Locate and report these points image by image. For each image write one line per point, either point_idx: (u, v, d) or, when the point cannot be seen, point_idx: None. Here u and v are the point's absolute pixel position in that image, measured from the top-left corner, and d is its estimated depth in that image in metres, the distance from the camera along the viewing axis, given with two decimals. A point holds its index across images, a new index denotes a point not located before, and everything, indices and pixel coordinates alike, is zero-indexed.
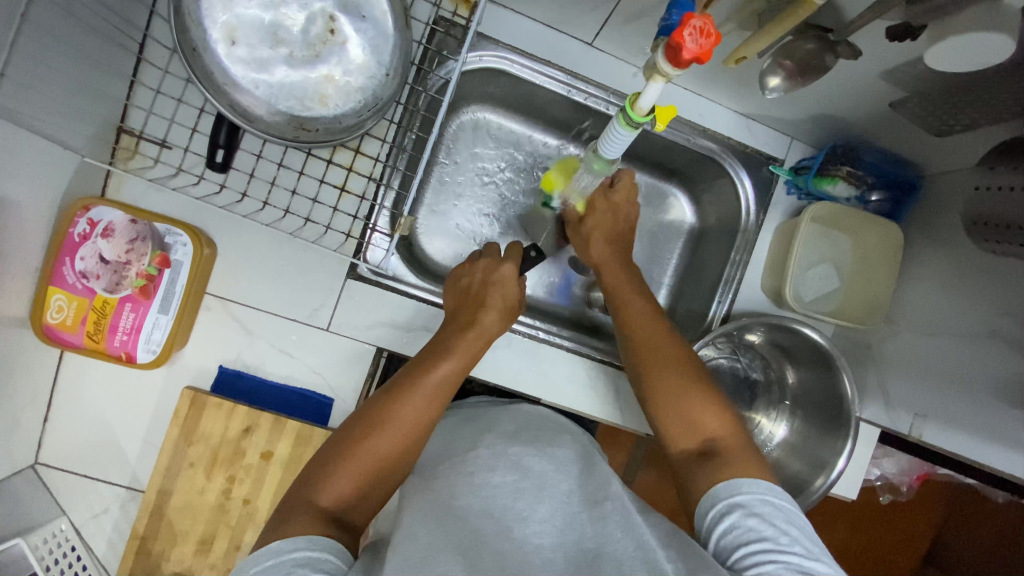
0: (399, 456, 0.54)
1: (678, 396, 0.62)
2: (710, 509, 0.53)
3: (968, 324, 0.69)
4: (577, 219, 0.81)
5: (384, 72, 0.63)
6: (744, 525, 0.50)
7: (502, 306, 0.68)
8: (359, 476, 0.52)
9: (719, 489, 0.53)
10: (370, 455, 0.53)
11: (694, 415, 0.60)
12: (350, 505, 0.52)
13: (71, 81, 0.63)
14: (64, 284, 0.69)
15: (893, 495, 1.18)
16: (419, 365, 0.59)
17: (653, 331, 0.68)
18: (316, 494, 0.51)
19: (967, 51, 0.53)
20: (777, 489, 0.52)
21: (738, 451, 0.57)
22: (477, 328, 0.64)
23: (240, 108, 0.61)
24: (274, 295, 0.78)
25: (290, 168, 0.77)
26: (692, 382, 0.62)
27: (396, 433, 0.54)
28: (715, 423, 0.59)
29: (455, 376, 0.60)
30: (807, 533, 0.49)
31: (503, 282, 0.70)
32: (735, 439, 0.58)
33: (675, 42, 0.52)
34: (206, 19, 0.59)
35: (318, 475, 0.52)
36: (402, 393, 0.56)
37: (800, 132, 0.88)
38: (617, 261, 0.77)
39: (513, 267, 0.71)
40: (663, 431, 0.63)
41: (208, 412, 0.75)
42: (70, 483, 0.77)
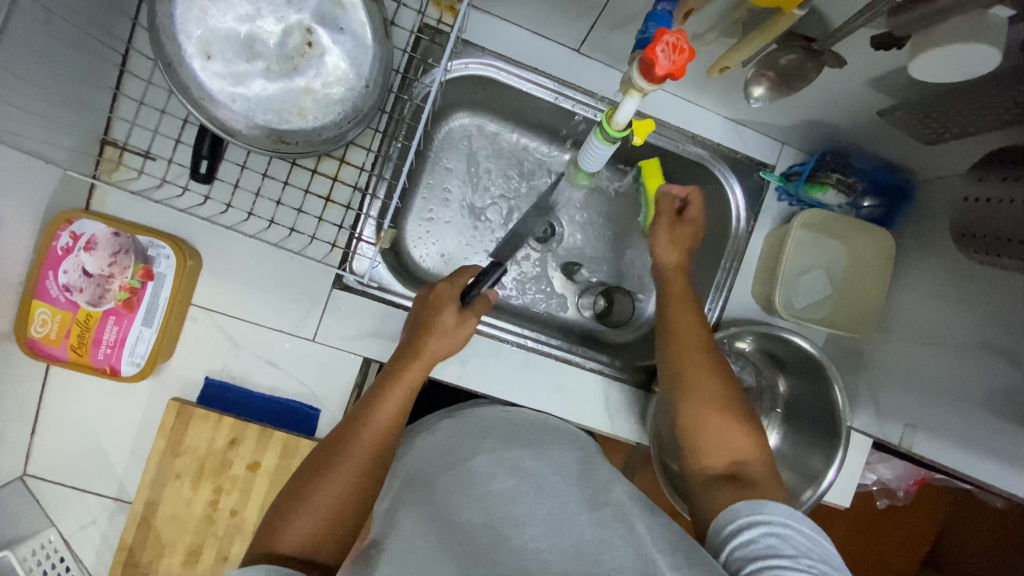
0: (351, 504, 0.55)
1: (711, 415, 0.63)
2: (732, 522, 0.53)
3: (958, 335, 0.68)
4: (671, 213, 0.78)
5: (364, 84, 0.63)
6: (764, 542, 0.49)
7: (452, 336, 0.64)
8: (316, 524, 0.53)
9: (742, 505, 0.54)
10: (320, 506, 0.53)
11: (727, 434, 0.62)
12: (312, 547, 0.53)
13: (52, 95, 0.63)
14: (47, 298, 0.69)
15: (890, 500, 1.17)
16: (360, 410, 0.59)
17: (702, 350, 0.67)
18: (274, 542, 0.52)
19: (953, 63, 0.52)
20: (802, 517, 0.51)
21: (763, 477, 0.59)
22: (420, 363, 0.62)
23: (219, 122, 0.61)
24: (260, 305, 0.78)
25: (274, 178, 0.77)
26: (729, 406, 0.63)
27: (344, 478, 0.54)
28: (745, 444, 0.61)
29: (395, 419, 0.58)
30: (829, 559, 0.48)
31: (452, 322, 0.65)
32: (763, 467, 0.60)
33: (648, 59, 0.52)
34: (181, 34, 0.58)
35: (275, 523, 0.53)
36: (344, 443, 0.56)
37: (791, 137, 0.87)
38: (682, 273, 0.75)
39: (449, 288, 0.68)
40: (692, 443, 0.63)
41: (194, 422, 0.75)
42: (57, 494, 0.77)
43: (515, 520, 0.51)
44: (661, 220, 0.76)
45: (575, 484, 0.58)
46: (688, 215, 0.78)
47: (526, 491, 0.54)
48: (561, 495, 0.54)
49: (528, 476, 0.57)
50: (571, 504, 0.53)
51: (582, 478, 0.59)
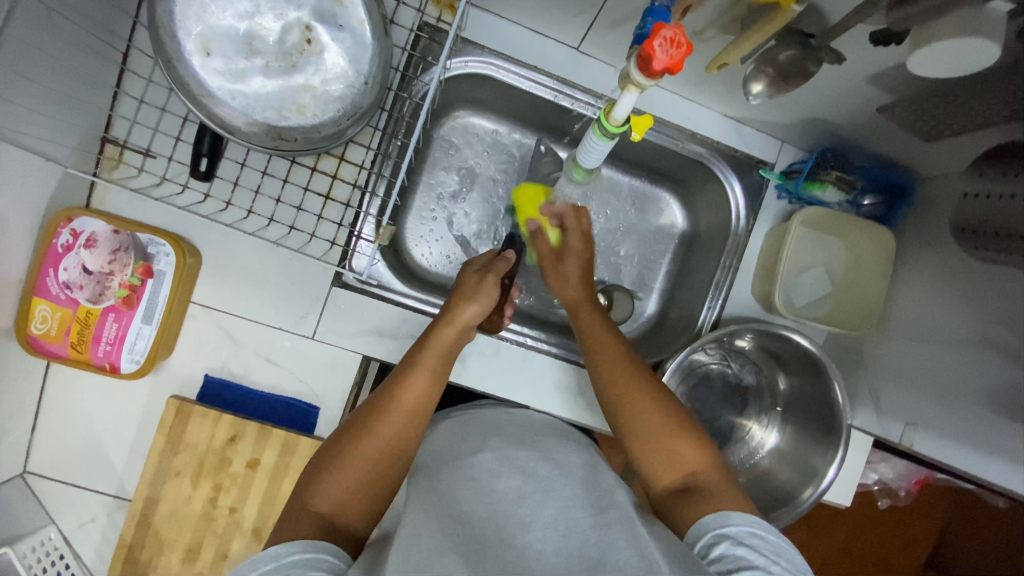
0: (386, 467, 0.54)
1: (652, 433, 0.59)
2: (698, 540, 0.51)
3: (958, 332, 0.68)
4: (551, 254, 0.77)
5: (363, 81, 0.63)
6: (733, 553, 0.47)
7: (486, 298, 0.68)
8: (354, 485, 0.52)
9: (708, 521, 0.51)
10: (357, 465, 0.53)
11: (672, 450, 0.58)
12: (345, 509, 0.52)
13: (53, 93, 0.63)
14: (48, 295, 0.69)
15: (892, 500, 1.17)
16: (395, 377, 0.60)
17: (625, 371, 0.64)
18: (309, 500, 0.51)
19: (952, 58, 0.52)
20: (764, 524, 0.51)
21: (717, 484, 0.55)
22: (454, 324, 0.65)
23: (218, 119, 0.61)
24: (260, 303, 0.78)
25: (273, 176, 0.77)
26: (666, 421, 0.60)
27: (382, 441, 0.55)
28: (692, 456, 0.57)
29: (431, 386, 0.60)
30: (796, 566, 0.47)
31: (487, 285, 0.69)
32: (715, 472, 0.57)
33: (645, 53, 0.52)
34: (181, 31, 0.58)
35: (310, 483, 0.52)
36: (382, 405, 0.57)
37: (790, 135, 0.87)
38: (590, 303, 0.73)
39: (481, 258, 0.75)
40: (643, 468, 0.60)
41: (193, 419, 0.75)
42: (58, 492, 0.77)
43: (515, 518, 0.51)
44: (546, 262, 0.77)
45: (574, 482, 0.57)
46: (567, 243, 0.78)
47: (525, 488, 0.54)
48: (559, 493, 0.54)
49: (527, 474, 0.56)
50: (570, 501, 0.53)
51: (581, 476, 0.59)
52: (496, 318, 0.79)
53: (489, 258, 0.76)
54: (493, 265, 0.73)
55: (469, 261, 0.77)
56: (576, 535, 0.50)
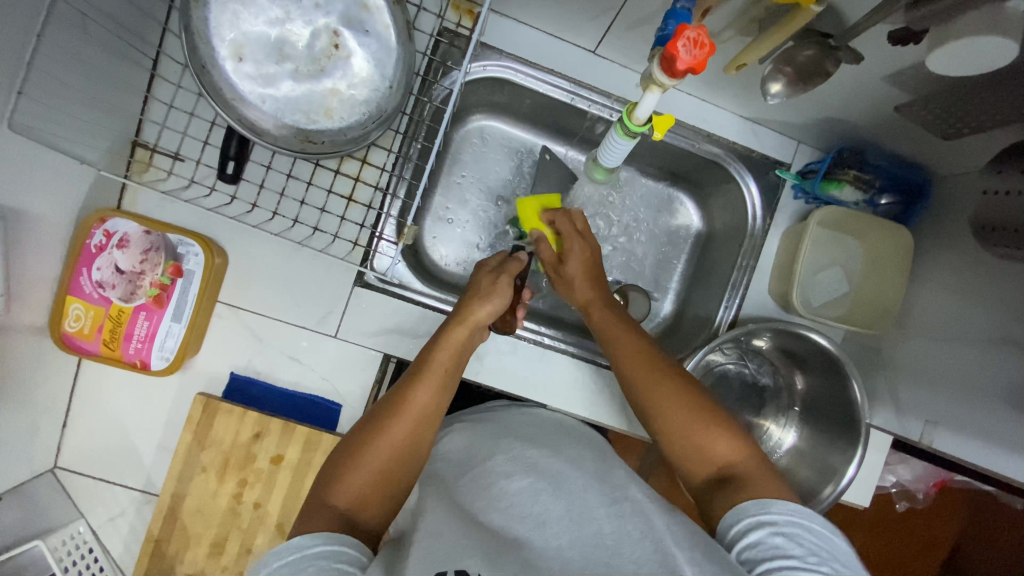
0: (400, 464, 0.55)
1: (682, 427, 0.60)
2: (735, 526, 0.53)
3: (979, 330, 0.68)
4: (555, 261, 0.79)
5: (387, 85, 0.65)
6: (770, 542, 0.49)
7: (499, 300, 0.68)
8: (371, 480, 0.53)
9: (747, 506, 0.53)
10: (374, 463, 0.54)
11: (704, 443, 0.59)
12: (361, 505, 0.53)
13: (88, 97, 0.65)
14: (82, 294, 0.71)
15: (910, 502, 1.16)
16: (409, 375, 0.60)
17: (645, 364, 0.66)
18: (329, 498, 0.52)
19: (971, 57, 0.52)
20: (808, 512, 0.51)
21: (754, 473, 0.56)
22: (464, 323, 0.65)
23: (248, 122, 0.63)
24: (284, 302, 0.80)
25: (298, 178, 0.79)
26: (695, 412, 0.60)
27: (400, 433, 0.56)
28: (726, 448, 0.58)
29: (442, 388, 0.60)
30: (839, 557, 0.48)
31: (499, 286, 0.69)
32: (750, 462, 0.57)
33: (669, 54, 0.53)
34: (214, 37, 0.60)
35: (329, 480, 0.53)
36: (395, 405, 0.57)
37: (806, 135, 0.87)
38: (602, 300, 0.75)
39: (496, 260, 0.75)
40: (678, 464, 0.61)
41: (220, 416, 0.77)
42: (88, 487, 0.79)
43: (535, 515, 0.52)
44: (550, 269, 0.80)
45: (595, 478, 0.58)
46: (569, 250, 0.78)
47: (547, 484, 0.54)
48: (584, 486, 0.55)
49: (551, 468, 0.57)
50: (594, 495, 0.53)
51: (601, 474, 0.60)
52: (512, 320, 0.78)
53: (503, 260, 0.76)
54: (507, 267, 0.73)
55: (480, 262, 0.76)
56: (600, 528, 0.50)
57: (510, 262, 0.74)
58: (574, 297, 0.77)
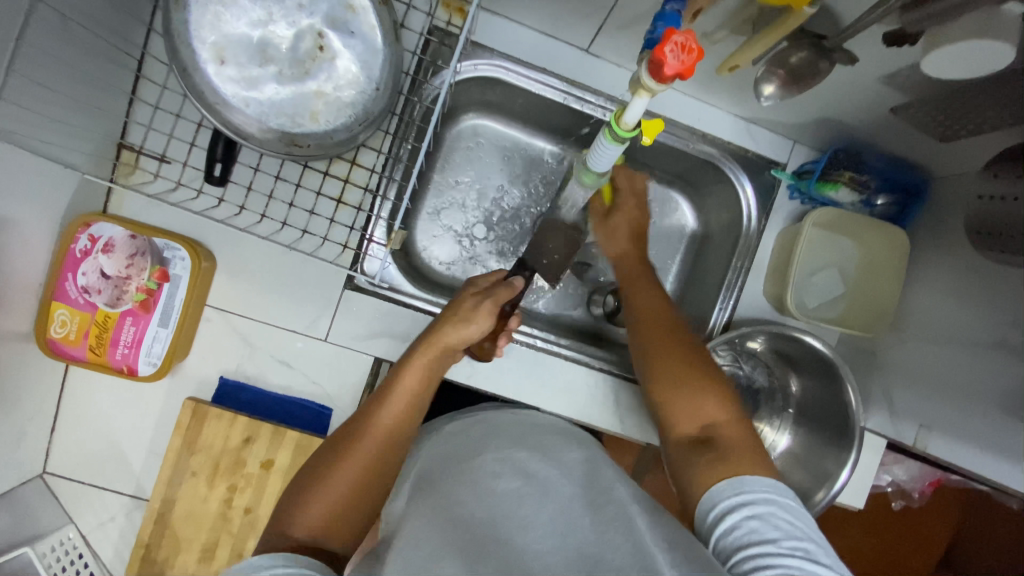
0: (362, 487, 0.54)
1: (678, 381, 0.61)
2: (710, 510, 0.52)
3: (974, 334, 0.67)
4: (604, 211, 0.81)
5: (374, 86, 0.64)
6: (745, 527, 0.48)
7: (477, 324, 0.65)
8: (332, 507, 0.52)
9: (721, 488, 0.52)
10: (335, 486, 0.53)
11: (695, 401, 0.59)
12: (326, 532, 0.51)
13: (70, 100, 0.64)
14: (67, 299, 0.70)
15: (906, 501, 1.16)
16: (373, 397, 0.59)
17: (660, 323, 0.67)
18: (287, 528, 0.51)
19: (966, 59, 0.51)
20: (778, 487, 0.51)
21: (738, 439, 0.56)
22: (440, 345, 0.63)
23: (232, 126, 0.62)
24: (273, 306, 0.79)
25: (286, 180, 0.77)
26: (694, 370, 0.61)
27: (360, 458, 0.54)
28: (716, 410, 0.58)
29: (407, 410, 0.59)
30: (812, 536, 0.48)
31: (480, 312, 0.66)
32: (737, 428, 0.57)
33: (656, 59, 0.52)
34: (195, 40, 0.59)
35: (293, 503, 0.52)
36: (360, 427, 0.56)
37: (802, 135, 0.86)
38: (636, 255, 0.77)
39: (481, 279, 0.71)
40: (664, 418, 0.61)
41: (209, 421, 0.77)
42: (77, 492, 0.78)
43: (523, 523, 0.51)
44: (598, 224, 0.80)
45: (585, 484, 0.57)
46: (619, 199, 0.80)
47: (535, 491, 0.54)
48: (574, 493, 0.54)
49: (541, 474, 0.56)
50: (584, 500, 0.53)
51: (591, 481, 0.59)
52: (489, 345, 0.76)
53: (493, 282, 0.71)
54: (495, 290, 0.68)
55: (470, 280, 0.72)
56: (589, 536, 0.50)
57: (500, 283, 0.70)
58: (609, 249, 0.79)
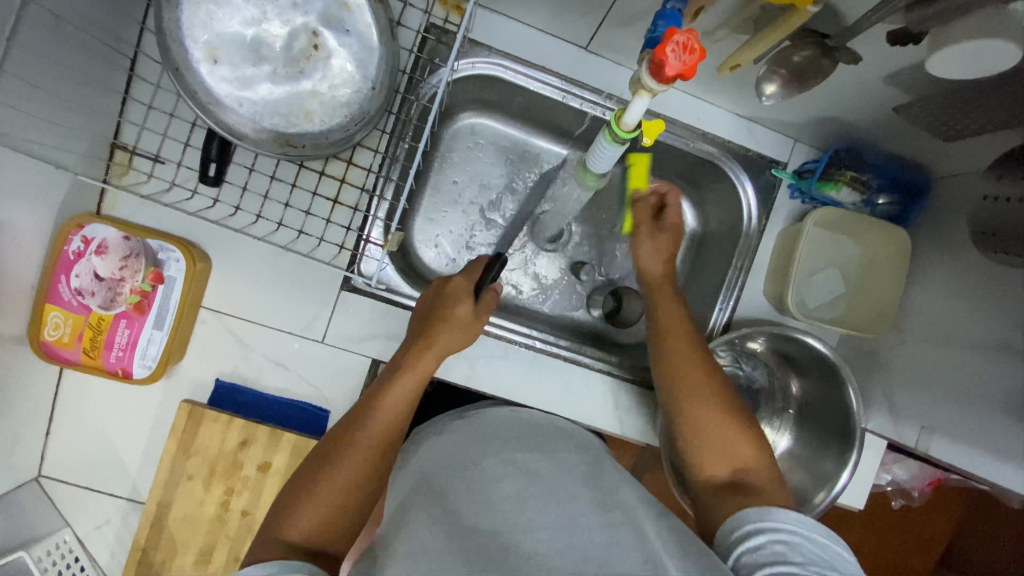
0: (361, 486, 0.55)
1: (712, 425, 0.60)
2: (736, 532, 0.52)
3: (976, 335, 0.66)
4: (649, 223, 0.75)
5: (370, 86, 0.63)
6: (771, 549, 0.48)
7: (467, 332, 0.66)
8: (329, 509, 0.52)
9: (750, 514, 0.52)
10: (333, 488, 0.53)
11: (729, 445, 0.59)
12: (323, 533, 0.52)
13: (62, 100, 0.63)
14: (60, 301, 0.69)
15: (906, 500, 1.15)
16: (372, 394, 0.59)
17: (689, 356, 0.65)
18: (282, 529, 0.51)
19: (972, 59, 0.51)
20: (810, 521, 0.51)
21: (769, 485, 0.57)
22: (426, 353, 0.62)
23: (226, 126, 0.61)
24: (269, 307, 0.79)
25: (282, 180, 0.77)
26: (727, 414, 0.61)
27: (360, 459, 0.55)
28: (749, 455, 0.59)
29: (405, 408, 0.59)
30: (838, 567, 0.47)
31: (469, 319, 0.66)
32: (766, 473, 0.58)
33: (657, 59, 0.51)
34: (187, 39, 0.58)
35: (282, 514, 0.52)
36: (358, 425, 0.56)
37: (803, 134, 0.85)
38: (670, 281, 0.74)
39: (463, 283, 0.68)
40: (693, 458, 0.61)
41: (205, 423, 0.76)
42: (72, 496, 0.78)
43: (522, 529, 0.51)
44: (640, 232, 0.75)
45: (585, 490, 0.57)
46: (666, 220, 0.76)
47: (536, 495, 0.53)
48: (574, 499, 0.53)
49: (540, 479, 0.56)
50: (584, 504, 0.52)
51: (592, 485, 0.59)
52: None
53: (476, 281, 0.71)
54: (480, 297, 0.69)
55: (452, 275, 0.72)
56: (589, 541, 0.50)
57: (482, 287, 0.70)
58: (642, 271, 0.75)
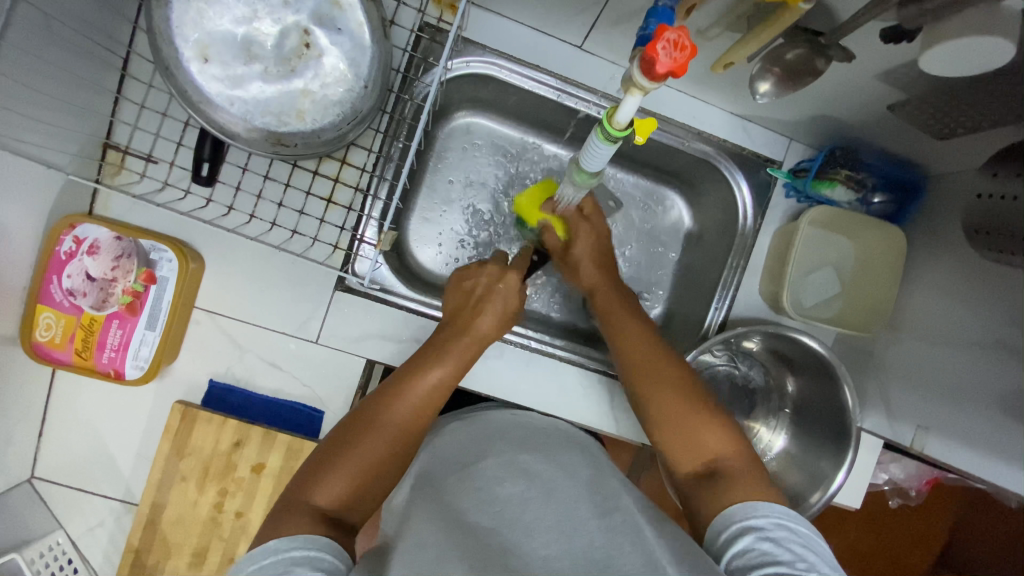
0: (393, 456, 0.54)
1: (677, 415, 0.59)
2: (723, 532, 0.51)
3: (972, 334, 0.66)
4: (561, 247, 0.80)
5: (362, 84, 0.63)
6: (759, 548, 0.48)
7: (507, 323, 0.70)
8: (355, 477, 0.52)
9: (734, 511, 0.51)
10: (365, 455, 0.53)
11: (697, 435, 0.58)
12: (346, 504, 0.51)
13: (53, 99, 0.63)
14: (52, 302, 0.69)
15: (903, 499, 1.15)
16: (412, 367, 0.60)
17: (649, 349, 0.65)
18: (309, 495, 0.50)
19: (966, 56, 0.50)
20: (791, 513, 0.50)
21: (744, 471, 0.55)
22: (473, 335, 0.65)
23: (217, 125, 0.61)
24: (263, 307, 0.78)
25: (275, 180, 0.76)
26: (692, 402, 0.59)
27: (394, 429, 0.55)
28: (719, 443, 0.57)
29: (446, 385, 0.60)
30: (824, 559, 0.47)
31: (511, 313, 0.71)
32: (742, 459, 0.56)
33: (648, 56, 0.50)
34: (178, 37, 0.58)
35: (312, 476, 0.51)
36: (398, 395, 0.57)
37: (798, 133, 0.85)
38: (608, 284, 0.76)
39: (517, 279, 0.73)
40: (666, 452, 0.60)
41: (199, 424, 0.76)
42: (65, 497, 0.77)
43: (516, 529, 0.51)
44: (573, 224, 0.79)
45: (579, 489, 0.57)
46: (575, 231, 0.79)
47: (532, 496, 0.53)
48: (567, 498, 0.53)
49: (534, 479, 0.55)
50: (579, 504, 0.52)
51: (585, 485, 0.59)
52: None
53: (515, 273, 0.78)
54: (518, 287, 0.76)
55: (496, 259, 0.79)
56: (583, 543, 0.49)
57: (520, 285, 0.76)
58: (580, 280, 0.78)
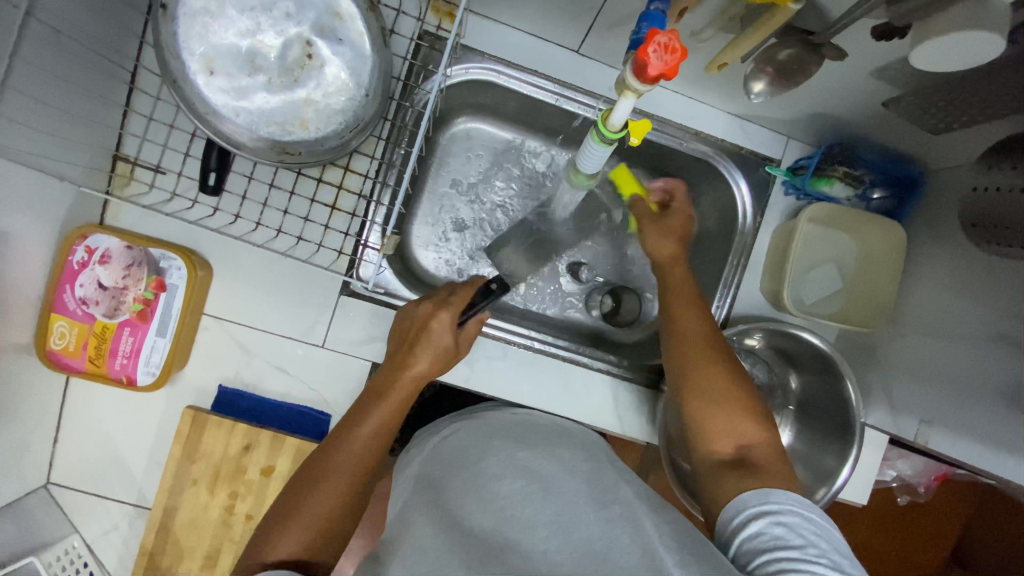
0: (347, 502, 0.55)
1: (721, 398, 0.61)
2: (736, 516, 0.52)
3: (974, 326, 0.66)
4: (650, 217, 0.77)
5: (364, 93, 0.64)
6: (770, 533, 0.48)
7: (445, 356, 0.66)
8: (313, 530, 0.53)
9: (748, 497, 0.52)
10: (317, 508, 0.54)
11: (733, 422, 0.60)
12: (307, 554, 0.52)
13: (65, 113, 0.65)
14: (65, 311, 0.71)
15: (912, 496, 1.15)
16: (353, 415, 0.60)
17: (703, 334, 0.66)
18: (267, 552, 0.52)
19: (957, 51, 0.51)
20: (810, 504, 0.51)
21: (773, 463, 0.57)
22: (407, 378, 0.63)
23: (224, 135, 0.62)
24: (270, 313, 0.80)
25: (281, 188, 0.78)
26: (736, 393, 0.61)
27: (344, 479, 0.55)
28: (753, 433, 0.59)
29: (389, 430, 0.59)
30: (838, 547, 0.47)
31: (446, 347, 0.66)
32: (771, 452, 0.58)
33: (640, 60, 0.52)
34: (185, 52, 0.60)
35: (268, 533, 0.53)
36: (342, 445, 0.57)
37: (796, 131, 0.86)
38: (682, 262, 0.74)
39: (449, 318, 0.66)
40: (699, 431, 0.61)
41: (208, 429, 0.77)
42: (80, 502, 0.79)
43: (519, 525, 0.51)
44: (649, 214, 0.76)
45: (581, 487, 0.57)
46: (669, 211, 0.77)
47: (535, 492, 0.53)
48: (570, 494, 0.54)
49: (537, 476, 0.56)
50: (582, 500, 0.53)
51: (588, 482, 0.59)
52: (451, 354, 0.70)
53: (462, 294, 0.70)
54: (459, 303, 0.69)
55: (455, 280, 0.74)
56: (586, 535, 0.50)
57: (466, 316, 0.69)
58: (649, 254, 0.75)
